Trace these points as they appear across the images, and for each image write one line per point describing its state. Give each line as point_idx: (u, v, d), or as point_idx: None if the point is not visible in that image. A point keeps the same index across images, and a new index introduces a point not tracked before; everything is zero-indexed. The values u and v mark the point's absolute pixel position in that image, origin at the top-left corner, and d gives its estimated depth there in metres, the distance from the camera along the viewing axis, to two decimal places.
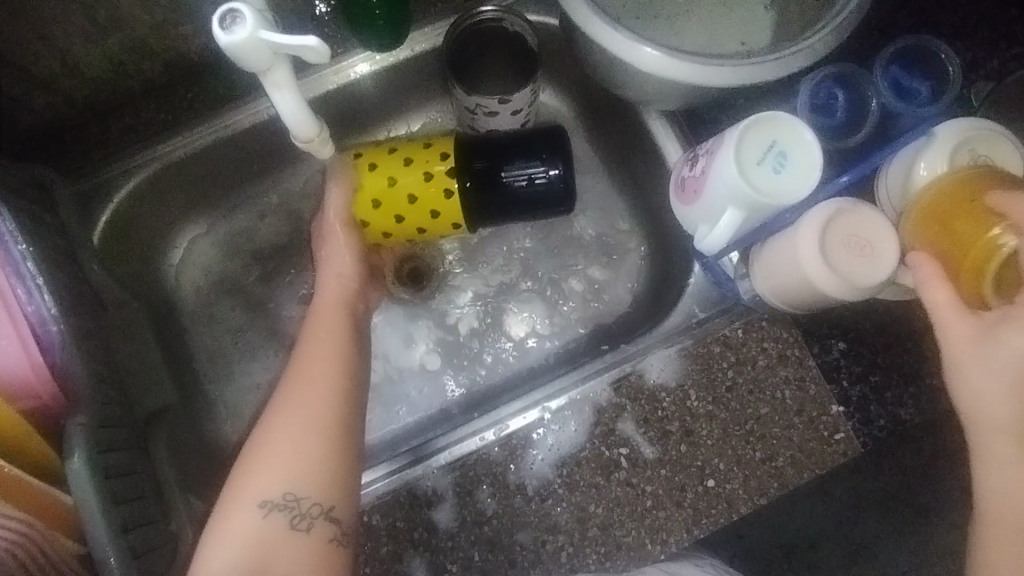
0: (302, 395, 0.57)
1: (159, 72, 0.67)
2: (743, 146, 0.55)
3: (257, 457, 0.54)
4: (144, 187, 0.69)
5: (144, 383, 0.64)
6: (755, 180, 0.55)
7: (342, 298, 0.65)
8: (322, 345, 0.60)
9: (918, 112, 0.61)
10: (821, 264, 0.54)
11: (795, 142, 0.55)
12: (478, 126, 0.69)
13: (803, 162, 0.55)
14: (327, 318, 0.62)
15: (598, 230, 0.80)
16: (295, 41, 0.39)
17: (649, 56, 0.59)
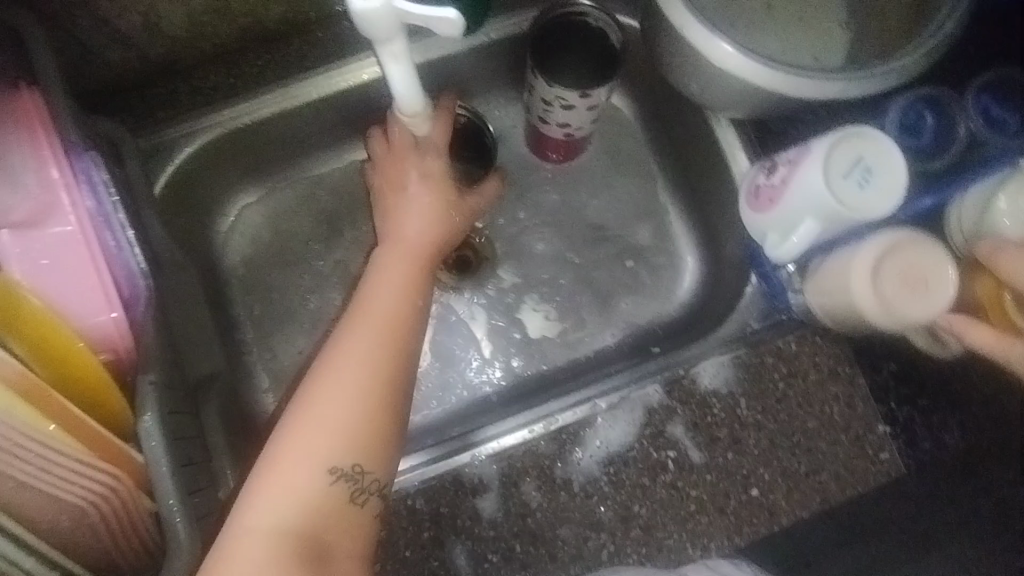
0: (366, 351, 0.54)
1: (234, 35, 0.66)
2: (830, 159, 0.54)
3: (311, 412, 0.51)
4: (206, 148, 0.69)
5: (197, 347, 0.63)
6: (838, 194, 0.53)
7: (400, 255, 0.60)
8: (385, 300, 0.57)
9: (1003, 142, 0.62)
10: (867, 273, 0.55)
11: (882, 159, 0.54)
12: (550, 118, 0.69)
13: (889, 180, 0.54)
14: (388, 274, 0.59)
15: (649, 233, 0.80)
16: (427, 12, 0.39)
17: (736, 63, 0.59)
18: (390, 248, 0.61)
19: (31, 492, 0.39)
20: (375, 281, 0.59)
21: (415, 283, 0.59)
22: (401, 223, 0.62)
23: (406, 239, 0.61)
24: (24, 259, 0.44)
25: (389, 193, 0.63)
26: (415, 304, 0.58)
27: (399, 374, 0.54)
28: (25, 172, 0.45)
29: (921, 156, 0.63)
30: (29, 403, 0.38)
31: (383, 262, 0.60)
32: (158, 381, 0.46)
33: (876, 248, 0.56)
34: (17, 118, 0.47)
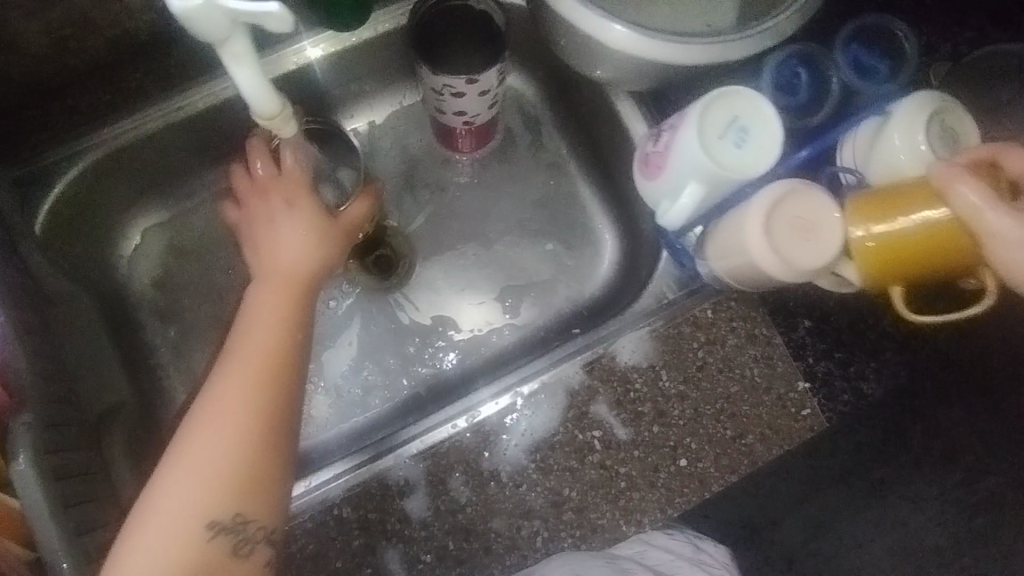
0: (238, 393, 0.50)
1: (102, 50, 0.63)
2: (705, 121, 0.55)
3: (179, 466, 0.48)
4: (87, 174, 0.66)
5: (97, 378, 0.61)
6: (716, 154, 0.55)
7: (280, 285, 0.57)
8: (261, 335, 0.54)
9: (876, 88, 0.62)
10: (761, 222, 0.54)
11: (756, 116, 0.55)
12: (444, 107, 0.68)
13: (765, 137, 0.55)
14: (261, 310, 0.56)
15: (564, 214, 0.80)
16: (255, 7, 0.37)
17: (618, 35, 0.59)
18: (267, 278, 0.58)
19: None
20: (253, 316, 0.56)
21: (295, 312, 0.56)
22: (276, 252, 0.60)
23: (284, 269, 0.59)
24: None
25: (256, 214, 0.62)
26: (296, 337, 0.55)
27: (275, 417, 0.50)
28: None
29: (805, 111, 0.64)
30: None
31: (261, 294, 0.57)
32: (32, 422, 0.47)
33: (766, 203, 0.54)
34: None
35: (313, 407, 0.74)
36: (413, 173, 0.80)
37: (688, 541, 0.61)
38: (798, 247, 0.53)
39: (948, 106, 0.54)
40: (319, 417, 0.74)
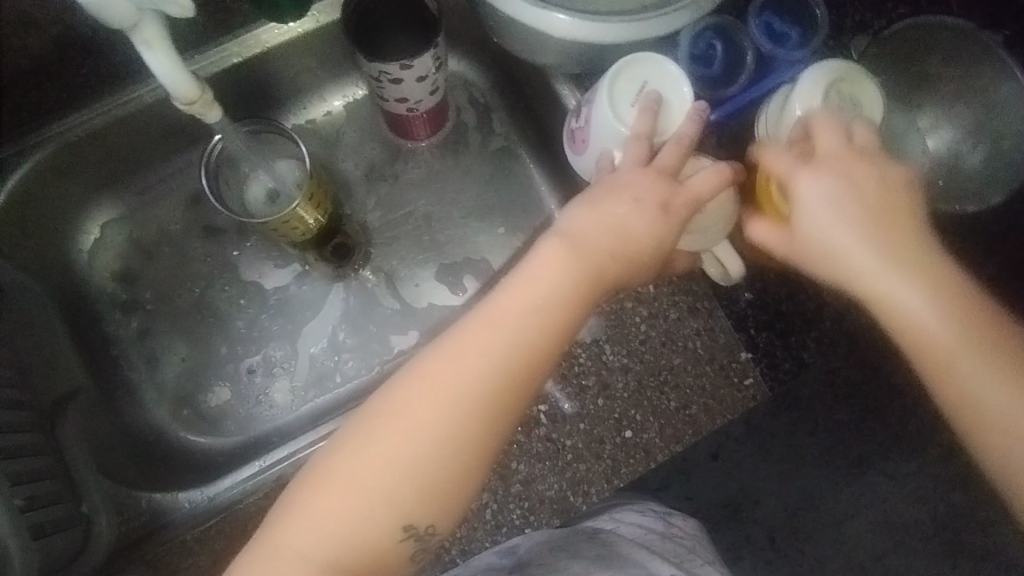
0: (465, 422, 0.48)
1: (41, 45, 0.64)
2: (615, 88, 0.56)
3: (394, 471, 0.47)
4: (41, 170, 0.67)
5: (51, 366, 0.63)
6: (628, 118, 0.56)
7: (553, 264, 0.52)
8: (506, 329, 0.50)
9: (786, 55, 0.64)
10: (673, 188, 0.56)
11: (665, 81, 0.57)
12: (387, 95, 0.69)
13: (673, 99, 0.57)
14: (482, 339, 0.49)
15: (516, 197, 0.81)
16: None
17: (543, 17, 0.60)
18: (510, 295, 0.51)
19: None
20: (516, 284, 0.52)
21: (588, 286, 0.52)
22: (510, 302, 0.51)
23: (522, 326, 0.50)
24: None
25: (522, 277, 0.52)
26: (572, 285, 0.51)
27: (539, 363, 0.50)
28: None
29: (720, 81, 0.65)
30: None
31: (518, 299, 0.51)
32: None
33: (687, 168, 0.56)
34: None
35: (274, 393, 0.76)
36: (366, 162, 0.81)
37: (661, 518, 0.66)
38: (704, 216, 0.57)
39: (851, 74, 0.56)
40: (278, 402, 0.75)
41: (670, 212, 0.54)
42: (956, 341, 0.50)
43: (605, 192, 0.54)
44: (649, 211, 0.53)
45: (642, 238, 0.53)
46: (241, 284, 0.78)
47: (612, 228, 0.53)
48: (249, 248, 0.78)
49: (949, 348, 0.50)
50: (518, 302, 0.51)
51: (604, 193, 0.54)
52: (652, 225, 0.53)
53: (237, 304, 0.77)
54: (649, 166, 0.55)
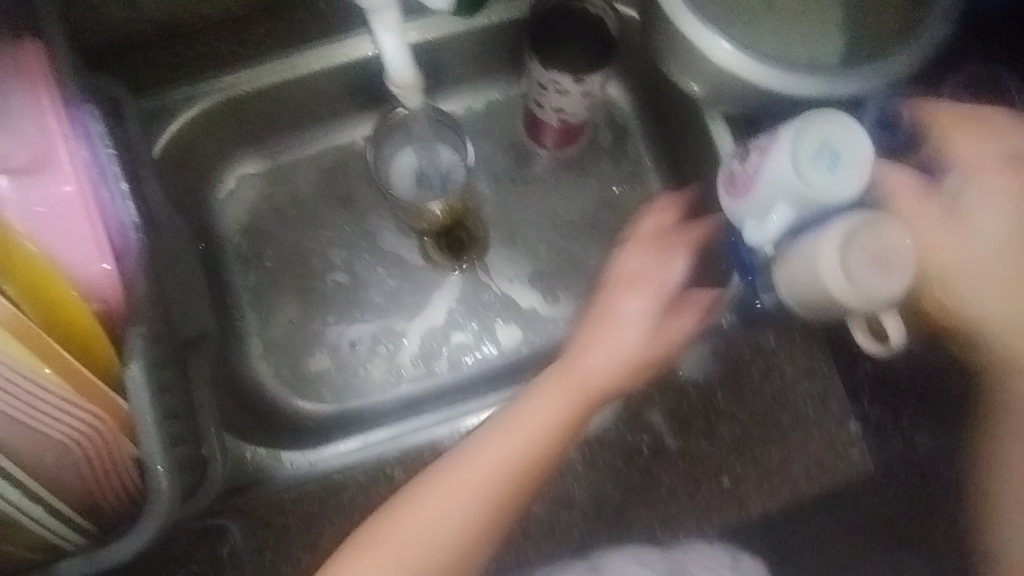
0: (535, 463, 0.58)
1: (236, 4, 0.67)
2: (797, 143, 0.52)
3: (478, 489, 0.56)
4: (203, 117, 0.70)
5: (190, 308, 0.65)
6: (804, 179, 0.52)
7: (597, 305, 0.66)
8: (587, 378, 0.61)
9: None
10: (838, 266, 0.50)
11: (852, 143, 0.51)
12: (542, 101, 0.69)
13: (858, 164, 0.52)
14: (549, 403, 0.60)
15: (638, 222, 0.81)
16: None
17: (727, 54, 0.61)
18: (581, 360, 0.62)
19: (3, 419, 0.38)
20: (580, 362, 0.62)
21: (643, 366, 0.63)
22: (588, 363, 0.62)
23: (593, 389, 0.61)
24: (19, 206, 0.44)
25: (581, 354, 0.62)
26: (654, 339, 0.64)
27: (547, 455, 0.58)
28: (25, 120, 0.45)
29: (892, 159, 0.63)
30: (29, 344, 0.37)
31: (603, 360, 0.62)
32: (145, 333, 0.47)
33: (845, 227, 0.51)
34: (23, 73, 0.46)
35: (371, 372, 0.77)
36: (498, 161, 0.82)
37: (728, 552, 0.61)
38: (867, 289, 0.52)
39: None
40: (376, 381, 0.76)
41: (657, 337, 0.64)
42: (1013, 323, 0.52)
43: (608, 316, 0.65)
44: (647, 321, 0.64)
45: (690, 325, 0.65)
46: (357, 261, 0.79)
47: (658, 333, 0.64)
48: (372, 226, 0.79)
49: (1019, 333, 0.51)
50: (596, 370, 0.61)
51: (604, 317, 0.65)
52: (660, 328, 0.64)
53: (351, 278, 0.79)
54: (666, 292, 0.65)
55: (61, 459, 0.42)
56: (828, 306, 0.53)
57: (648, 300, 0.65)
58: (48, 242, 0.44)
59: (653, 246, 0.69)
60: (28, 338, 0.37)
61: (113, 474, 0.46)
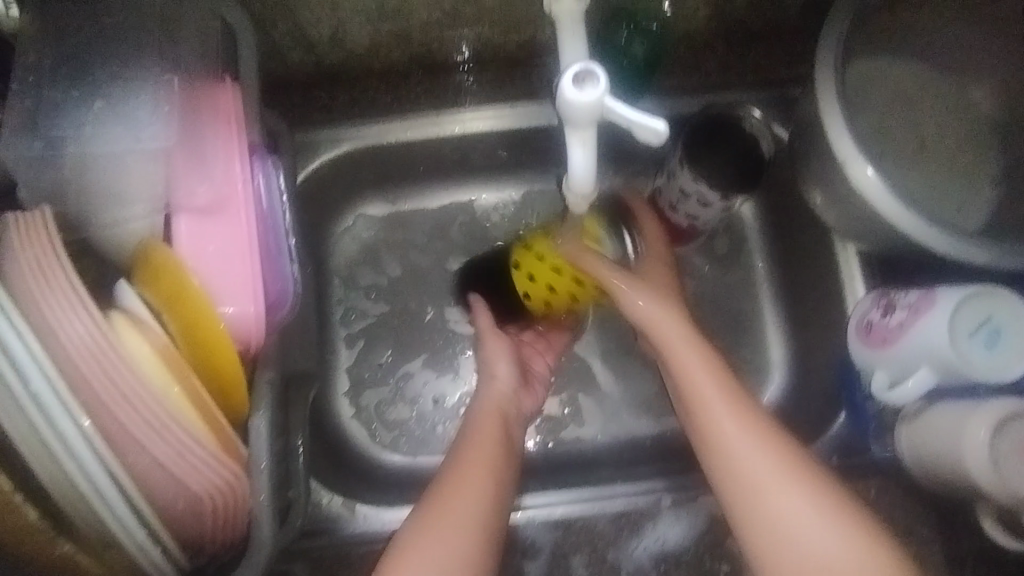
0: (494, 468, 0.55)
1: (403, 61, 0.69)
2: (958, 314, 0.51)
3: (485, 479, 0.54)
4: (348, 159, 0.70)
5: (298, 341, 0.65)
6: (961, 351, 0.51)
7: (708, 370, 0.55)
8: (788, 505, 0.47)
9: None
10: (986, 453, 0.49)
11: (1014, 323, 0.51)
12: (676, 205, 0.69)
13: (1018, 345, 0.51)
14: (487, 424, 0.60)
15: (746, 326, 0.76)
16: (641, 117, 0.40)
17: (880, 196, 0.58)
18: (710, 403, 0.53)
19: (147, 458, 0.38)
20: (726, 461, 0.51)
21: (788, 461, 0.49)
22: (712, 418, 0.52)
23: (712, 417, 0.52)
24: (193, 242, 0.45)
25: (687, 386, 0.55)
26: (790, 474, 0.48)
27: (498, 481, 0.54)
28: (215, 161, 0.46)
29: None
30: (171, 372, 0.40)
31: (785, 501, 0.47)
32: (272, 379, 0.48)
33: (998, 413, 0.49)
34: (217, 114, 0.48)
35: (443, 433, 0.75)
36: None
37: None
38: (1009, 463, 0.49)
39: None
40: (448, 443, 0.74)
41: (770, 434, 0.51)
42: None
43: (655, 336, 0.59)
44: (518, 373, 0.67)
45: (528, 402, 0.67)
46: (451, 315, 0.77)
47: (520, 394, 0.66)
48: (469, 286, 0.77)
49: None
50: (738, 453, 0.50)
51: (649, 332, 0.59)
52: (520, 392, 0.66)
53: (438, 335, 0.76)
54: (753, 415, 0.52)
55: (192, 506, 0.41)
56: (958, 483, 0.51)
57: (679, 316, 0.59)
58: (206, 278, 0.45)
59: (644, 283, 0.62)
60: (174, 369, 0.40)
61: (231, 526, 0.44)
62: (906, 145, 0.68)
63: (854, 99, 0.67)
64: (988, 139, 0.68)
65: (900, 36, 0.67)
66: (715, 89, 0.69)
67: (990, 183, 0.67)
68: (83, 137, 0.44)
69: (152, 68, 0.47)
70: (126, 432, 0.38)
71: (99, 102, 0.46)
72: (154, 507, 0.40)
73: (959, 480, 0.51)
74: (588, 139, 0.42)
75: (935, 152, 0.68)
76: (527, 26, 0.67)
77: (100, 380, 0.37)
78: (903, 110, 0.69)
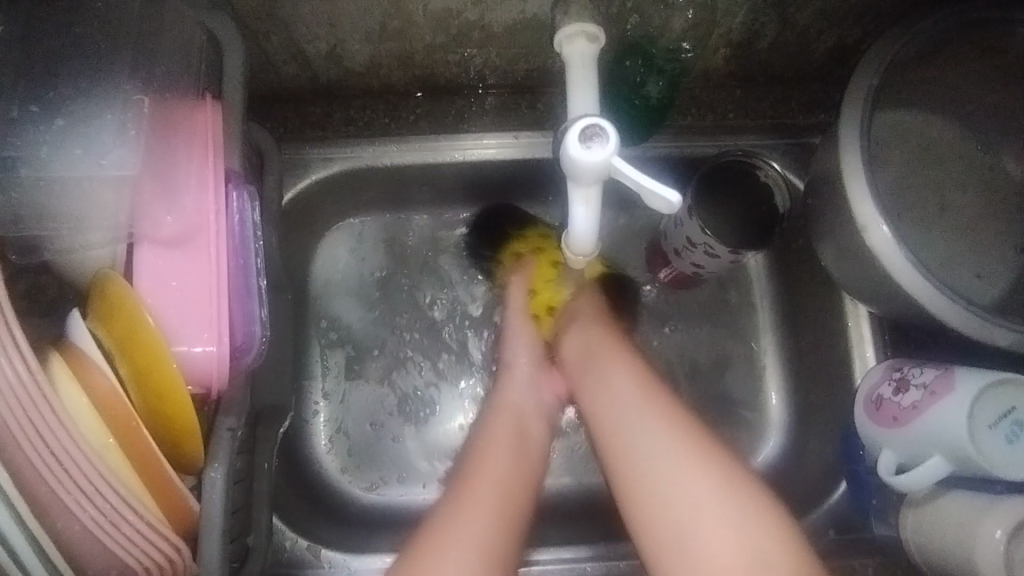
0: (507, 486, 0.54)
1: (404, 80, 0.65)
2: (978, 402, 0.47)
3: (479, 509, 0.51)
4: (339, 178, 0.66)
5: (271, 373, 0.62)
6: (978, 443, 0.47)
7: (655, 402, 0.53)
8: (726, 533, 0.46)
9: None
10: (997, 558, 0.45)
11: None
12: (681, 252, 0.65)
13: None
14: (503, 432, 0.58)
15: (746, 381, 0.72)
16: (654, 184, 0.35)
17: (895, 260, 0.54)
18: (628, 436, 0.52)
19: (79, 526, 0.34)
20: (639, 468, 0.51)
21: (757, 513, 0.46)
22: (648, 480, 0.50)
23: (659, 475, 0.49)
24: (155, 277, 0.42)
25: (604, 369, 0.57)
26: (730, 493, 0.47)
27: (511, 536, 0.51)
28: (185, 190, 0.43)
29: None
30: (114, 424, 0.37)
31: (711, 526, 0.46)
32: (234, 428, 0.44)
33: (1015, 513, 0.46)
34: (192, 139, 0.45)
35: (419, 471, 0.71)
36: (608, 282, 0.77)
37: None
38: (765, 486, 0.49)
39: None
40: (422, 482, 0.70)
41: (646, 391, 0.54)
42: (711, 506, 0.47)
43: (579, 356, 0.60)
44: (541, 356, 0.64)
45: (552, 396, 0.63)
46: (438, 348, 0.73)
47: (541, 394, 0.62)
48: (457, 315, 0.73)
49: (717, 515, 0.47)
50: (650, 471, 0.50)
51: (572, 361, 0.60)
52: (537, 379, 0.63)
53: (423, 366, 0.72)
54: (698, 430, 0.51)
55: None
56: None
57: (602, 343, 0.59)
58: (165, 317, 0.42)
59: (608, 346, 0.59)
60: (118, 424, 0.37)
61: None
62: (928, 206, 0.64)
63: (877, 155, 0.64)
64: (1012, 204, 0.65)
65: (929, 93, 0.63)
66: (734, 133, 0.66)
67: (1012, 252, 0.63)
68: (37, 161, 0.39)
69: (121, 86, 0.42)
70: (55, 498, 0.33)
71: (59, 122, 0.40)
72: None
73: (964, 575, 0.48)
74: (593, 197, 0.39)
75: (956, 215, 0.65)
76: (537, 54, 0.63)
77: (30, 440, 0.33)
78: (926, 167, 0.65)
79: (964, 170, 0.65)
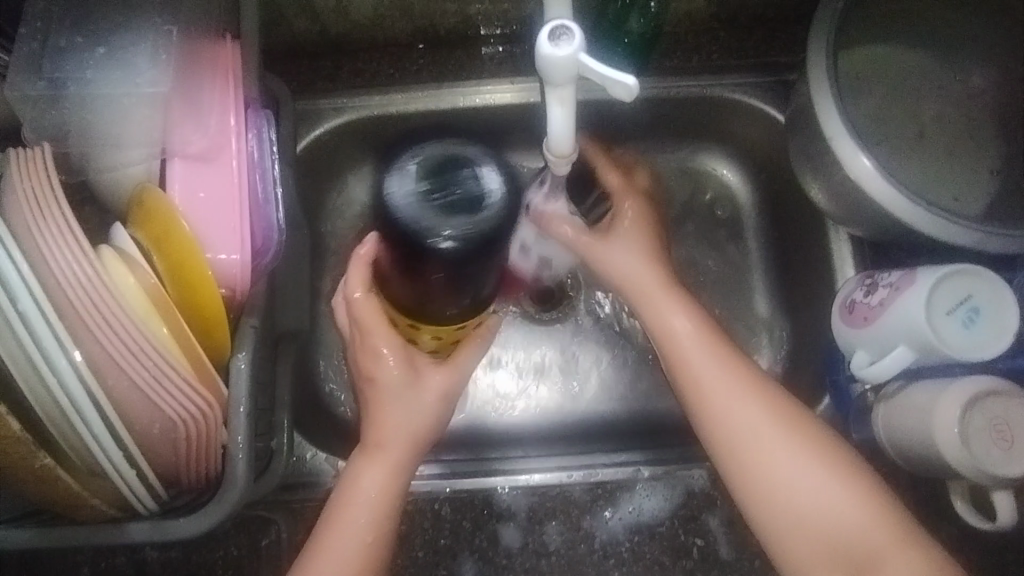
0: (376, 521, 0.53)
1: (407, 31, 0.71)
2: (935, 292, 0.51)
3: (352, 538, 0.52)
4: (350, 126, 0.71)
5: (290, 299, 0.67)
6: (935, 327, 0.51)
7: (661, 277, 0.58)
8: (804, 476, 0.51)
9: None
10: (956, 435, 0.49)
11: (993, 302, 0.51)
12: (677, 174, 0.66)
13: (995, 324, 0.51)
14: (388, 455, 0.54)
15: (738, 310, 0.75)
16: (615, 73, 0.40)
17: (867, 174, 0.57)
18: (659, 298, 0.58)
19: (127, 382, 0.40)
20: (727, 423, 0.53)
21: (796, 433, 0.52)
22: (702, 380, 0.54)
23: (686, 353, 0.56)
24: (184, 186, 0.47)
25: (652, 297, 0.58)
26: (773, 418, 0.53)
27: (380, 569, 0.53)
28: (207, 110, 0.48)
29: None
30: (154, 305, 0.42)
31: (766, 461, 0.51)
32: (255, 326, 0.49)
33: (967, 392, 0.50)
34: (215, 68, 0.50)
35: None
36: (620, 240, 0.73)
37: None
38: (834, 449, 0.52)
39: None
40: None
41: (728, 359, 0.55)
42: (762, 434, 0.52)
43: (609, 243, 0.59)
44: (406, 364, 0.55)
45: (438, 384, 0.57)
46: None
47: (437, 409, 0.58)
48: None
49: (748, 445, 0.52)
50: (741, 426, 0.53)
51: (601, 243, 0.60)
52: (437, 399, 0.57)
53: None
54: (738, 366, 0.55)
55: (166, 435, 0.43)
56: (935, 466, 0.51)
57: (633, 240, 0.60)
58: (194, 220, 0.47)
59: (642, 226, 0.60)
60: (158, 305, 0.43)
61: (203, 462, 0.46)
62: (907, 132, 0.67)
63: (852, 85, 0.67)
64: (989, 126, 0.67)
65: (903, 24, 0.67)
66: (717, 72, 0.69)
67: (990, 173, 0.66)
68: (85, 82, 0.47)
69: (153, 20, 0.50)
70: (107, 357, 0.40)
71: (101, 51, 0.48)
72: (131, 431, 0.42)
73: (935, 461, 0.51)
74: (567, 99, 0.44)
75: (935, 138, 0.67)
76: (527, 1, 0.68)
77: (86, 304, 0.39)
78: (904, 95, 0.68)
79: (941, 95, 0.68)
